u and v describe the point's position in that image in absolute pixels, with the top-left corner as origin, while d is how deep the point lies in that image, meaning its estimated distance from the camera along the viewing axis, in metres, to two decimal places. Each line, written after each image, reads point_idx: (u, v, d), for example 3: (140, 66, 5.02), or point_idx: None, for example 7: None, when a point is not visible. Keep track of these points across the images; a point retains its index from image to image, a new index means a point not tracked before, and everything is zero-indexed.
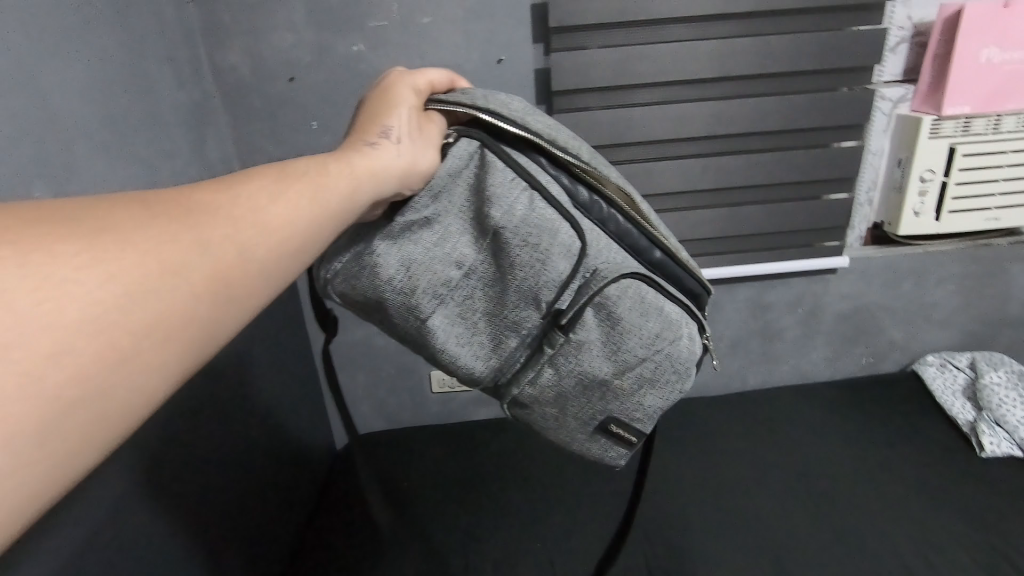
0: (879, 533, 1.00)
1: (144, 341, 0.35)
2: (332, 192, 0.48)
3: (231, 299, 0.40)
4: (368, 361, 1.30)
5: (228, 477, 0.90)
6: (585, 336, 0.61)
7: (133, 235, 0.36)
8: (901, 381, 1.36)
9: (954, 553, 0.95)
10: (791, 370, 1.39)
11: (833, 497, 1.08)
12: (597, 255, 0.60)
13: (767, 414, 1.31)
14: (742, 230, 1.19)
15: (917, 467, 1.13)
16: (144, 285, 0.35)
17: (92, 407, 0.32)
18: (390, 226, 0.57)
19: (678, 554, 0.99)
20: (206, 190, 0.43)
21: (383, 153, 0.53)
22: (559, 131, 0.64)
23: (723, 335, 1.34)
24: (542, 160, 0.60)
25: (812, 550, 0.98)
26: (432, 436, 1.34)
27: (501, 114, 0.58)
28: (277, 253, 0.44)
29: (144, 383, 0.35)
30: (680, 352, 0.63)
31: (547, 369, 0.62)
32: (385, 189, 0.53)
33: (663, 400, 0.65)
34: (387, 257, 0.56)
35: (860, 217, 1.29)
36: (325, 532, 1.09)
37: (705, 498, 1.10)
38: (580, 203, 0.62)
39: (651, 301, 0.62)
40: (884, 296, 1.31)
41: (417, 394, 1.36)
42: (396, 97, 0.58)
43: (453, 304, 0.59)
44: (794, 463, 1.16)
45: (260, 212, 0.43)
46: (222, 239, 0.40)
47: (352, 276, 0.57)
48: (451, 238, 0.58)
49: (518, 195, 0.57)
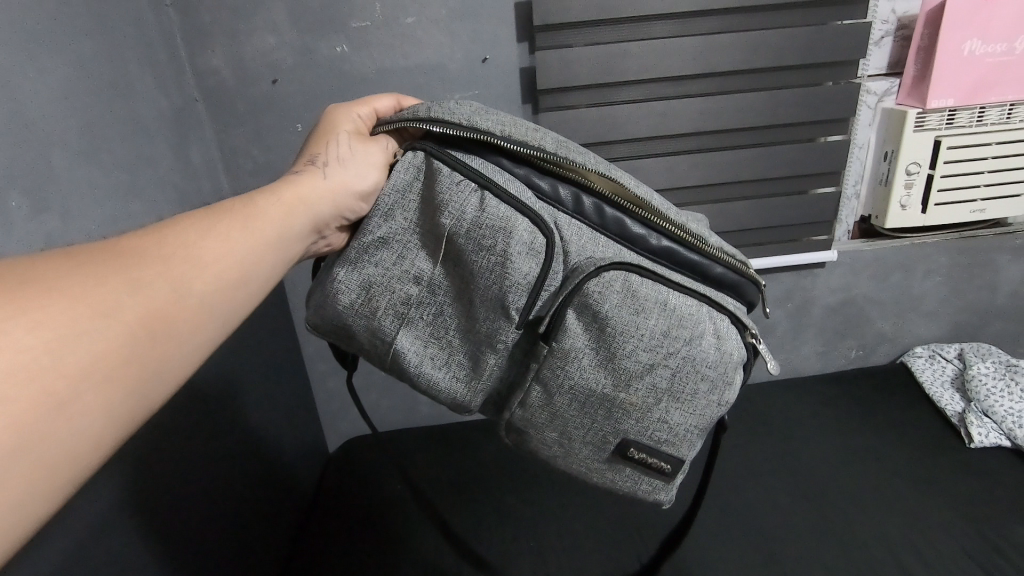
0: (871, 526, 1.00)
1: (85, 383, 0.36)
2: (262, 224, 0.52)
3: (171, 336, 0.42)
4: (358, 364, 1.30)
5: (215, 486, 0.89)
6: (572, 345, 0.59)
7: (60, 284, 0.38)
8: (890, 373, 1.37)
9: (945, 545, 0.96)
10: (781, 364, 1.40)
11: (825, 490, 1.08)
12: (571, 254, 0.58)
13: (757, 407, 1.32)
14: (731, 226, 1.19)
15: (907, 459, 1.13)
16: (77, 329, 0.36)
17: (39, 452, 0.33)
18: (349, 252, 0.59)
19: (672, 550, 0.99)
20: (136, 237, 0.46)
21: (314, 182, 0.58)
22: (518, 125, 0.62)
23: None
24: (500, 159, 0.59)
25: (804, 544, 0.98)
26: (425, 438, 1.33)
27: (446, 118, 0.59)
28: (212, 288, 0.46)
29: (88, 425, 0.36)
30: (704, 354, 0.61)
31: (535, 387, 0.61)
32: (320, 212, 0.57)
33: (687, 413, 0.63)
34: (348, 285, 0.59)
35: (849, 209, 1.30)
36: (317, 535, 1.09)
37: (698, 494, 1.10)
38: (545, 197, 0.60)
39: (645, 295, 0.59)
40: (872, 289, 1.32)
41: (409, 396, 1.35)
42: (332, 132, 0.64)
43: (422, 322, 0.60)
44: (786, 457, 1.17)
45: (190, 251, 0.46)
46: (154, 278, 0.42)
47: (326, 309, 0.60)
48: (408, 255, 0.59)
49: (467, 197, 0.57)
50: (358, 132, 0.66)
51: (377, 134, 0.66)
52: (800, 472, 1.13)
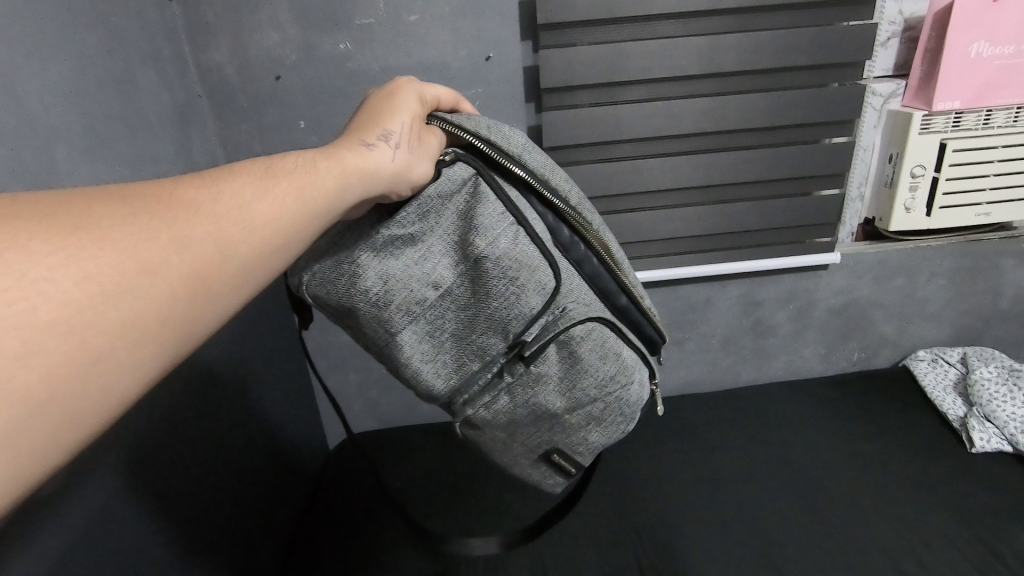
0: (870, 529, 1.00)
1: (118, 341, 0.34)
2: (320, 192, 0.47)
3: (213, 298, 0.40)
4: (359, 361, 1.30)
5: (220, 483, 0.89)
6: (546, 370, 0.63)
7: (113, 233, 0.36)
8: (893, 376, 1.36)
9: (944, 549, 0.95)
10: (783, 366, 1.39)
11: (826, 493, 1.08)
12: (565, 293, 0.63)
13: (758, 409, 1.31)
14: (733, 227, 1.19)
15: (908, 463, 1.13)
16: (118, 285, 0.35)
17: (66, 405, 0.32)
18: (377, 236, 0.55)
19: (670, 549, 0.99)
20: (194, 186, 0.42)
21: (377, 155, 0.51)
22: (552, 171, 0.65)
23: (715, 331, 1.34)
24: (532, 200, 0.62)
25: (803, 546, 0.98)
26: (425, 434, 1.34)
27: (502, 150, 0.60)
28: (260, 252, 0.43)
29: (117, 383, 0.34)
30: (630, 398, 0.69)
31: (504, 396, 0.63)
32: (372, 191, 0.51)
33: (604, 439, 0.72)
34: (367, 270, 0.55)
35: (853, 211, 1.29)
36: (316, 530, 1.08)
37: (697, 494, 1.10)
38: (560, 243, 0.64)
39: (611, 346, 0.66)
40: (876, 292, 1.31)
41: (410, 394, 1.35)
42: (400, 104, 0.57)
43: (423, 322, 0.59)
44: (789, 460, 1.16)
45: (243, 210, 0.42)
46: (202, 237, 0.39)
47: (330, 281, 0.56)
48: (432, 258, 0.58)
49: (504, 229, 0.58)
50: (423, 113, 0.60)
51: (429, 123, 0.60)
52: (802, 476, 1.12)
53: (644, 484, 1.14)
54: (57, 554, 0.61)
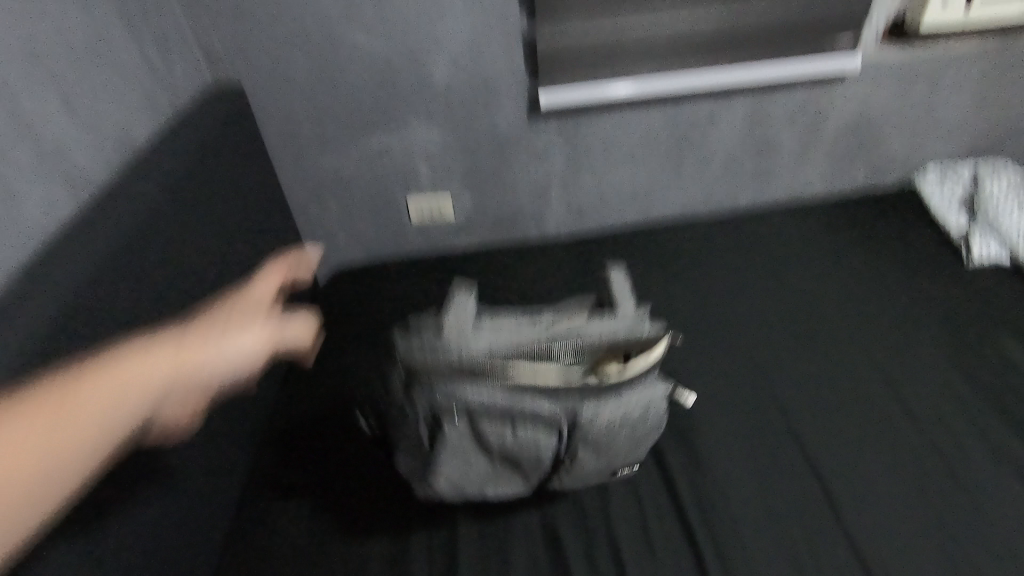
0: (859, 339, 1.01)
1: (53, 464, 0.46)
2: (203, 359, 0.55)
3: (130, 407, 0.51)
4: (336, 188, 1.24)
5: (191, 305, 0.84)
6: (580, 461, 0.76)
7: (35, 407, 0.47)
8: (896, 198, 1.30)
9: (930, 358, 0.96)
10: (784, 188, 1.33)
11: (820, 308, 1.07)
12: (562, 408, 0.75)
13: (754, 228, 1.28)
14: (746, 23, 1.07)
15: (904, 278, 1.11)
16: (48, 442, 0.46)
17: (29, 504, 0.45)
18: (431, 481, 0.75)
19: (657, 361, 1.00)
20: (114, 356, 0.52)
21: (240, 351, 0.58)
22: (502, 332, 0.80)
23: (717, 150, 1.26)
24: (504, 386, 0.74)
25: (791, 357, 0.99)
26: (411, 262, 1.29)
27: (456, 365, 0.74)
28: (171, 373, 0.53)
29: (56, 462, 0.47)
30: (645, 395, 0.77)
31: (563, 479, 0.79)
32: (249, 356, 0.58)
33: (648, 405, 0.77)
34: (435, 485, 0.75)
35: (881, 12, 1.14)
36: (307, 355, 1.07)
37: (687, 310, 1.10)
38: (523, 388, 0.74)
39: (614, 403, 0.75)
40: (892, 103, 1.22)
41: (392, 223, 1.31)
42: (250, 290, 0.64)
43: (489, 489, 0.77)
44: (784, 279, 1.14)
45: (152, 351, 0.53)
46: (114, 379, 0.50)
47: (417, 488, 0.78)
48: (465, 446, 0.75)
49: (501, 412, 0.74)
50: (269, 278, 0.66)
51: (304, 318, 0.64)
52: (798, 293, 1.11)
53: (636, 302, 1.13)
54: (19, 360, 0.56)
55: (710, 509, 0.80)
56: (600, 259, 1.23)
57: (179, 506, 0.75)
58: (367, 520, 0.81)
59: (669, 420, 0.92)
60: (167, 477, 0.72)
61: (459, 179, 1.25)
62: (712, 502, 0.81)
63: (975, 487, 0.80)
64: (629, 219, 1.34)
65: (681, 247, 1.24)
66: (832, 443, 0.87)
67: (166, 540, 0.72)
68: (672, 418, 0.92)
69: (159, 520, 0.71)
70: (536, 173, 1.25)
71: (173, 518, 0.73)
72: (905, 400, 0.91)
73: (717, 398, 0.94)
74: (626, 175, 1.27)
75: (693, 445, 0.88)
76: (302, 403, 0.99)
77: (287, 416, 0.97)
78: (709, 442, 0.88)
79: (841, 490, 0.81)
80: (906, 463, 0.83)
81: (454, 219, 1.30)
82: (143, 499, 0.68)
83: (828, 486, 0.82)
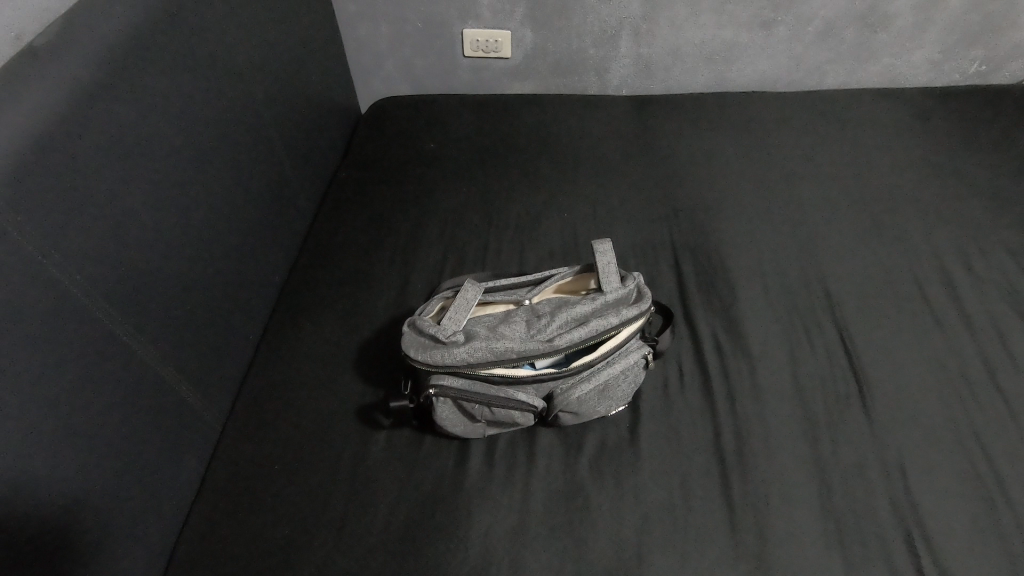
0: (924, 228, 0.96)
1: None
2: None
3: None
4: (390, 10, 1.19)
5: (234, 99, 0.85)
6: (589, 361, 0.70)
7: None
8: (1000, 89, 1.22)
9: (996, 254, 0.91)
10: (881, 70, 1.27)
11: (884, 194, 1.02)
12: (538, 332, 0.69)
13: (826, 109, 1.21)
14: None
15: (990, 174, 1.04)
16: None
17: None
18: (446, 395, 0.67)
19: (699, 224, 0.99)
20: None
21: None
22: (483, 319, 0.73)
23: (816, 16, 1.17)
24: (474, 332, 0.69)
25: (841, 234, 0.96)
26: (463, 102, 1.26)
27: (423, 351, 0.68)
28: None
29: None
30: (610, 291, 0.72)
31: (587, 381, 0.70)
32: None
33: (620, 295, 0.72)
34: (454, 408, 0.69)
35: None
36: (347, 185, 1.09)
37: (739, 180, 1.07)
38: (495, 329, 0.70)
39: (581, 312, 0.70)
40: None
41: (448, 58, 1.28)
42: None
43: (512, 401, 0.68)
44: (849, 161, 1.09)
45: None
46: None
47: (443, 414, 0.69)
48: (463, 368, 0.67)
49: (478, 338, 0.68)
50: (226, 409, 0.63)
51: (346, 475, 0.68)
52: (863, 175, 1.06)
53: (689, 166, 1.10)
54: (74, 95, 0.58)
55: (732, 354, 0.81)
56: (657, 120, 1.21)
57: (203, 274, 0.78)
58: (383, 335, 0.86)
59: (698, 275, 0.91)
60: (190, 241, 0.75)
61: (520, 15, 1.19)
62: (735, 349, 0.81)
63: (1001, 369, 0.77)
64: (702, 83, 1.31)
65: (743, 122, 1.19)
66: (869, 322, 0.83)
67: (193, 298, 0.76)
68: (703, 273, 0.91)
69: (185, 279, 0.74)
70: (604, 15, 1.18)
71: (199, 283, 0.77)
72: (957, 292, 0.86)
73: (751, 259, 0.93)
74: (707, 29, 1.20)
75: (723, 299, 0.87)
76: (336, 229, 1.02)
77: (318, 239, 1.01)
78: (742, 295, 0.88)
79: (863, 352, 0.80)
80: (929, 338, 0.81)
81: (514, 60, 1.27)
82: (168, 253, 0.71)
83: (852, 345, 0.81)
